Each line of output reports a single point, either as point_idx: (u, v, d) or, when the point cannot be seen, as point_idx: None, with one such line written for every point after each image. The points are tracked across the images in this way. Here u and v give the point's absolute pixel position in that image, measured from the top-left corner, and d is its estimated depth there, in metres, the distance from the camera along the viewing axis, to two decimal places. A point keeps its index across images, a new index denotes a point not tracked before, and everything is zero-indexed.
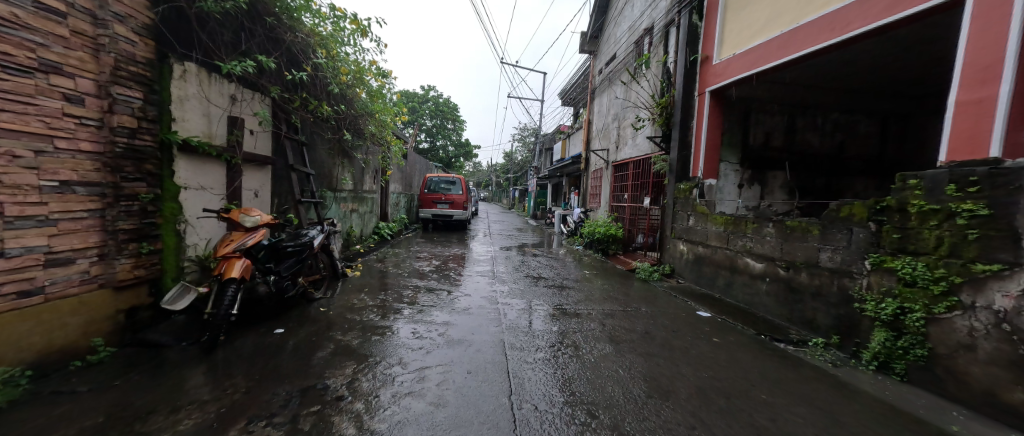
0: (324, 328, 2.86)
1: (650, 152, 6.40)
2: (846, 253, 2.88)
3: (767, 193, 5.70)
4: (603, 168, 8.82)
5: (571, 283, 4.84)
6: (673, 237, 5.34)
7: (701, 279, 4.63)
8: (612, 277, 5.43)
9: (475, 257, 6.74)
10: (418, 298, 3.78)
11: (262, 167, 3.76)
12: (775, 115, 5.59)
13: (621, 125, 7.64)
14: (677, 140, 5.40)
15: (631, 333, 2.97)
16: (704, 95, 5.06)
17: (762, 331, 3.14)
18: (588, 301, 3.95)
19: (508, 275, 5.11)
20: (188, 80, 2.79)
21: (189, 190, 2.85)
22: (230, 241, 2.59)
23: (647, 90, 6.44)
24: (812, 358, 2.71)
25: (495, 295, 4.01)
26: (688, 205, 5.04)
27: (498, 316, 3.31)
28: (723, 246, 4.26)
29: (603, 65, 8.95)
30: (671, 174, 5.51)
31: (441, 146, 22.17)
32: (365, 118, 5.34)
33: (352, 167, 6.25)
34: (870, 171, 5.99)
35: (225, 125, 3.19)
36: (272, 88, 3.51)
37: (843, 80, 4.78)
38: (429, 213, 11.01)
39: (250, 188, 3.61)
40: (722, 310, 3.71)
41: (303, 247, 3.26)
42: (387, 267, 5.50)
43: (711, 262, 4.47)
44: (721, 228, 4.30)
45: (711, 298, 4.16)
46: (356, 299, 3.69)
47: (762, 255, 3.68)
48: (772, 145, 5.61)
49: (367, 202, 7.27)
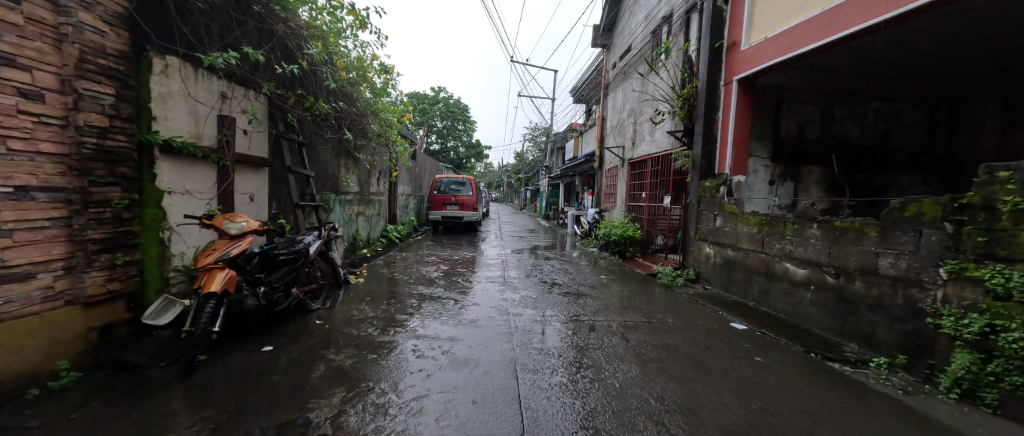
0: (316, 345, 2.60)
1: (670, 147, 5.98)
2: (912, 259, 2.45)
3: (802, 190, 5.22)
4: (619, 166, 8.41)
5: (587, 289, 4.48)
6: (698, 239, 4.92)
7: (732, 286, 4.21)
8: (632, 282, 5.05)
9: (485, 260, 6.45)
10: (422, 309, 3.49)
11: (256, 169, 3.55)
12: (808, 105, 5.12)
13: (638, 120, 7.23)
14: (701, 134, 4.99)
15: (658, 351, 2.61)
16: (731, 84, 4.64)
17: (810, 348, 2.73)
18: (607, 311, 3.59)
19: (519, 281, 4.79)
20: (170, 76, 2.59)
21: (173, 195, 2.65)
22: (212, 251, 2.35)
23: (666, 82, 6.02)
24: (876, 383, 2.29)
25: (505, 304, 3.70)
26: (714, 204, 4.62)
27: (509, 329, 2.99)
28: (757, 249, 3.84)
29: (618, 59, 8.55)
30: (695, 171, 5.10)
31: (451, 146, 22.02)
32: (369, 117, 5.12)
33: (357, 169, 6.04)
34: (918, 165, 5.42)
35: (213, 125, 2.99)
36: (264, 84, 3.29)
37: (889, 64, 4.30)
38: (438, 215, 10.78)
39: (244, 192, 3.41)
40: (759, 322, 3.31)
41: (298, 254, 3.00)
42: (393, 272, 5.25)
43: (743, 266, 4.04)
44: (754, 229, 3.88)
45: (745, 308, 3.74)
46: (356, 310, 3.43)
47: (805, 259, 3.26)
48: (806, 137, 5.14)
49: (374, 204, 7.06)
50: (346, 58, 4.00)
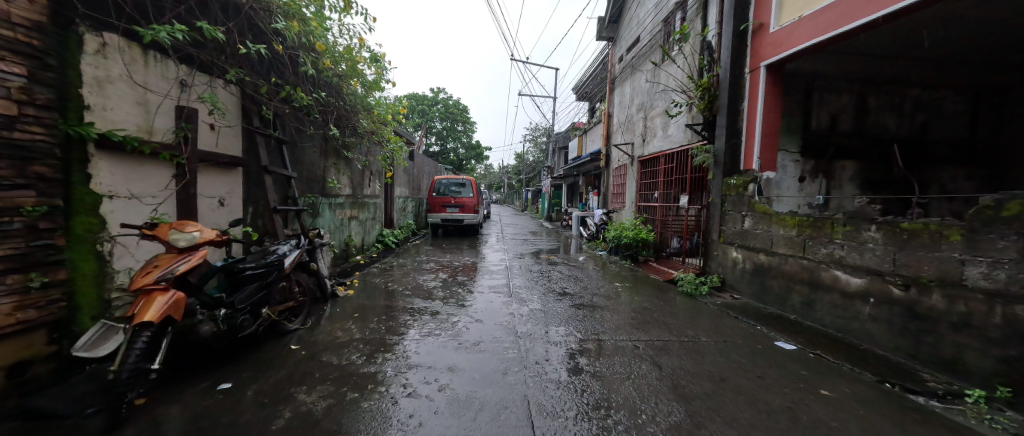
0: (285, 379, 2.14)
1: (686, 143, 5.54)
2: (1013, 269, 1.98)
3: (835, 187, 4.75)
4: (627, 164, 7.96)
5: (601, 300, 4.02)
6: (722, 242, 4.46)
7: (766, 295, 3.74)
8: (649, 290, 4.59)
9: (487, 267, 6.00)
10: (417, 327, 3.03)
11: (226, 170, 3.10)
12: (841, 94, 4.67)
13: (649, 115, 6.79)
14: (724, 127, 4.53)
15: (701, 382, 2.15)
16: (759, 71, 4.17)
17: (883, 376, 2.26)
18: (628, 327, 3.14)
19: (525, 291, 4.33)
20: (109, 57, 2.15)
21: (116, 200, 2.21)
22: (153, 269, 1.90)
23: (681, 71, 5.58)
24: (980, 425, 1.80)
25: (512, 321, 3.23)
26: (742, 203, 4.16)
27: (519, 355, 2.52)
28: (796, 254, 3.38)
29: (625, 52, 8.14)
30: (717, 167, 4.65)
31: (451, 148, 21.58)
32: (359, 113, 4.68)
33: (348, 170, 5.60)
34: (961, 158, 4.94)
35: (170, 117, 2.55)
36: (230, 70, 2.84)
37: (938, 46, 3.84)
38: (437, 218, 10.33)
39: (213, 195, 2.98)
40: (808, 340, 2.84)
41: (270, 268, 2.56)
42: (388, 282, 4.80)
43: (779, 274, 3.59)
44: (794, 231, 3.42)
45: (786, 322, 3.27)
46: (341, 330, 2.97)
47: (861, 267, 2.80)
48: (838, 129, 4.69)
49: (369, 207, 6.62)
50: (331, 45, 3.57)
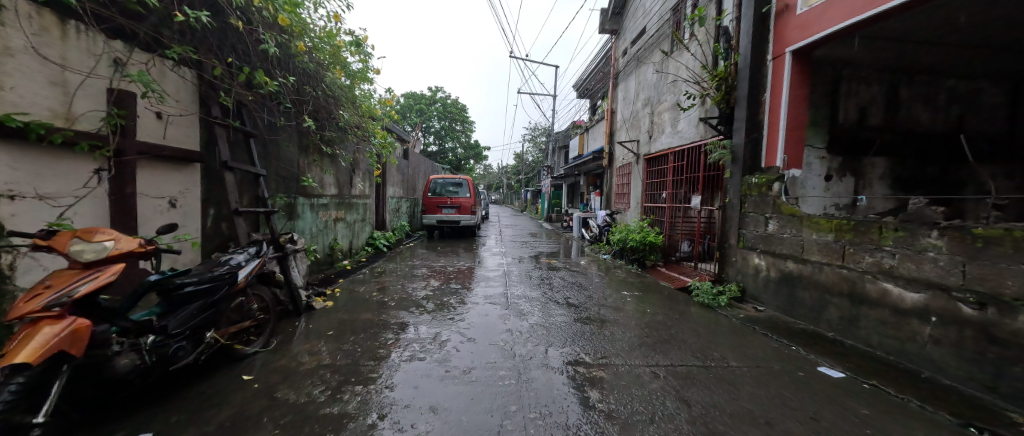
0: (224, 423, 1.70)
1: (698, 138, 5.11)
2: None
3: (863, 187, 4.34)
4: (632, 162, 7.54)
5: (609, 313, 3.59)
6: (742, 247, 4.04)
7: (795, 308, 3.32)
8: (662, 300, 4.16)
9: (484, 272, 5.57)
10: (397, 349, 2.59)
11: (177, 166, 2.67)
12: (870, 84, 4.26)
13: (657, 110, 6.37)
14: (743, 120, 4.11)
15: (743, 428, 1.72)
16: (784, 57, 3.75)
17: (964, 418, 1.83)
18: (643, 348, 2.70)
19: (524, 301, 3.90)
20: (7, 23, 1.70)
21: (19, 201, 1.75)
22: (44, 291, 1.47)
23: (693, 62, 5.16)
24: None
25: (509, 340, 2.80)
26: (766, 204, 3.74)
27: (517, 388, 2.09)
28: (834, 263, 2.97)
29: (630, 45, 7.71)
30: (735, 165, 4.23)
31: (450, 147, 21.13)
32: (341, 104, 4.26)
33: (333, 168, 5.17)
34: (1002, 154, 4.50)
35: (96, 101, 2.11)
36: (176, 47, 2.40)
37: (987, 29, 3.43)
38: (433, 219, 9.90)
39: (161, 196, 2.56)
40: (856, 365, 2.43)
41: (218, 282, 2.14)
42: (374, 290, 4.38)
43: (812, 284, 3.17)
44: (831, 236, 3.01)
45: (823, 341, 2.85)
46: (309, 352, 2.54)
47: (919, 279, 2.39)
48: (867, 123, 4.29)
49: (357, 208, 6.20)
50: (304, 26, 3.16)
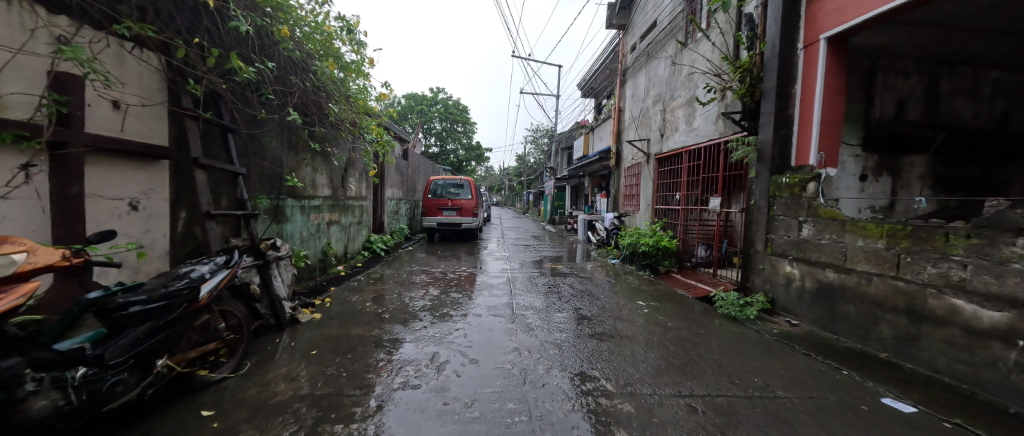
0: None
1: (717, 136, 4.76)
2: None
3: (900, 188, 3.99)
4: (642, 162, 7.18)
5: (626, 327, 3.23)
6: (770, 254, 3.68)
7: (837, 323, 2.96)
8: (682, 312, 3.81)
9: (486, 279, 5.23)
10: (389, 374, 2.24)
11: (139, 163, 2.34)
12: (908, 77, 3.92)
13: (669, 107, 6.03)
14: (770, 115, 3.76)
15: None
16: (818, 45, 3.37)
17: None
18: (671, 373, 2.33)
19: (531, 313, 3.54)
20: None
21: None
22: None
23: (712, 53, 4.81)
24: None
25: (517, 363, 2.43)
26: (800, 207, 3.39)
27: (530, 428, 1.72)
28: (886, 273, 2.62)
29: (639, 40, 7.37)
30: (761, 164, 3.87)
31: (451, 149, 20.81)
32: (331, 97, 3.93)
33: (326, 168, 4.84)
34: None
35: (28, 84, 1.75)
36: (133, 23, 2.05)
37: None
38: (433, 221, 9.54)
39: (119, 197, 2.22)
40: (927, 397, 2.06)
41: (174, 299, 1.80)
42: (367, 299, 4.04)
43: (858, 297, 2.81)
44: (881, 243, 2.66)
45: (877, 364, 2.49)
46: (288, 376, 2.20)
47: (999, 295, 2.04)
48: (904, 118, 3.94)
49: (352, 211, 5.87)
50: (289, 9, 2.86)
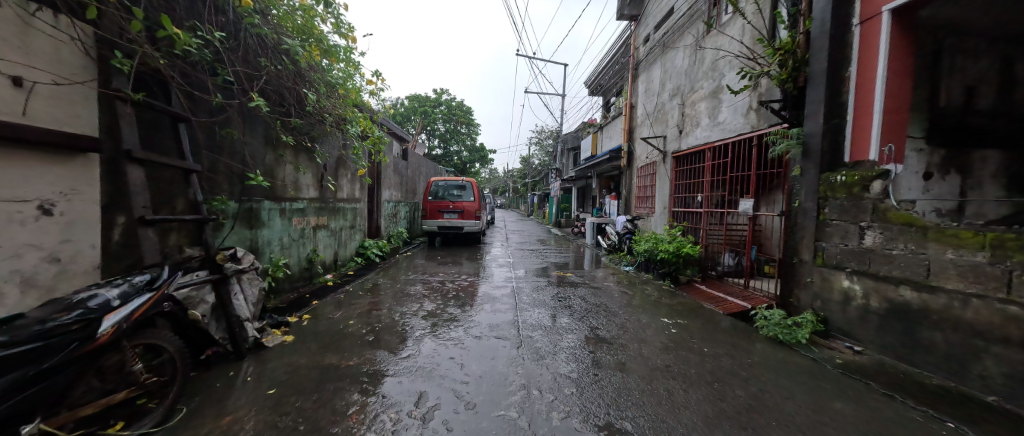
0: None
1: (748, 129, 4.23)
2: None
3: (970, 188, 3.42)
4: (658, 160, 6.64)
5: (655, 354, 2.69)
6: (820, 265, 3.13)
7: (919, 353, 2.41)
8: (716, 332, 3.27)
9: (489, 289, 4.73)
10: (359, 428, 1.72)
11: (56, 157, 1.83)
12: (979, 58, 3.35)
13: (689, 101, 5.51)
14: (820, 102, 3.22)
15: None
16: (878, 19, 2.81)
17: None
18: (727, 425, 1.80)
19: (539, 336, 3.01)
20: None
21: None
22: None
23: (743, 36, 4.29)
24: None
25: (525, 409, 1.91)
26: (861, 210, 2.84)
27: None
28: (993, 295, 2.06)
29: (653, 30, 6.87)
30: (808, 160, 3.32)
31: (455, 150, 20.35)
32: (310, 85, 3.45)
33: (310, 166, 4.38)
34: None
35: None
36: None
37: None
38: (433, 224, 9.04)
39: (23, 198, 1.70)
40: None
41: (55, 339, 1.30)
42: (352, 315, 3.55)
43: (950, 323, 2.25)
44: (983, 256, 2.12)
45: (989, 412, 1.93)
46: (228, 429, 1.69)
47: None
48: (974, 107, 3.38)
49: (343, 214, 5.40)
50: None
